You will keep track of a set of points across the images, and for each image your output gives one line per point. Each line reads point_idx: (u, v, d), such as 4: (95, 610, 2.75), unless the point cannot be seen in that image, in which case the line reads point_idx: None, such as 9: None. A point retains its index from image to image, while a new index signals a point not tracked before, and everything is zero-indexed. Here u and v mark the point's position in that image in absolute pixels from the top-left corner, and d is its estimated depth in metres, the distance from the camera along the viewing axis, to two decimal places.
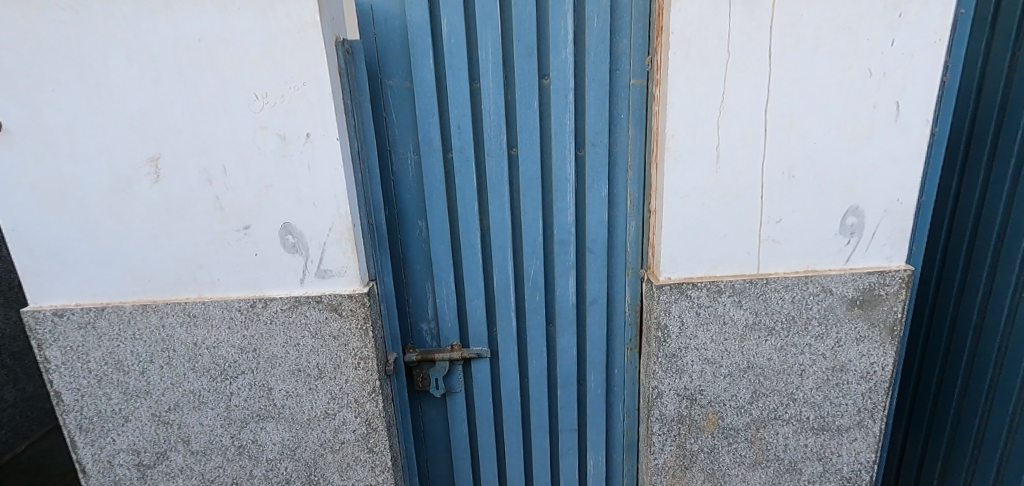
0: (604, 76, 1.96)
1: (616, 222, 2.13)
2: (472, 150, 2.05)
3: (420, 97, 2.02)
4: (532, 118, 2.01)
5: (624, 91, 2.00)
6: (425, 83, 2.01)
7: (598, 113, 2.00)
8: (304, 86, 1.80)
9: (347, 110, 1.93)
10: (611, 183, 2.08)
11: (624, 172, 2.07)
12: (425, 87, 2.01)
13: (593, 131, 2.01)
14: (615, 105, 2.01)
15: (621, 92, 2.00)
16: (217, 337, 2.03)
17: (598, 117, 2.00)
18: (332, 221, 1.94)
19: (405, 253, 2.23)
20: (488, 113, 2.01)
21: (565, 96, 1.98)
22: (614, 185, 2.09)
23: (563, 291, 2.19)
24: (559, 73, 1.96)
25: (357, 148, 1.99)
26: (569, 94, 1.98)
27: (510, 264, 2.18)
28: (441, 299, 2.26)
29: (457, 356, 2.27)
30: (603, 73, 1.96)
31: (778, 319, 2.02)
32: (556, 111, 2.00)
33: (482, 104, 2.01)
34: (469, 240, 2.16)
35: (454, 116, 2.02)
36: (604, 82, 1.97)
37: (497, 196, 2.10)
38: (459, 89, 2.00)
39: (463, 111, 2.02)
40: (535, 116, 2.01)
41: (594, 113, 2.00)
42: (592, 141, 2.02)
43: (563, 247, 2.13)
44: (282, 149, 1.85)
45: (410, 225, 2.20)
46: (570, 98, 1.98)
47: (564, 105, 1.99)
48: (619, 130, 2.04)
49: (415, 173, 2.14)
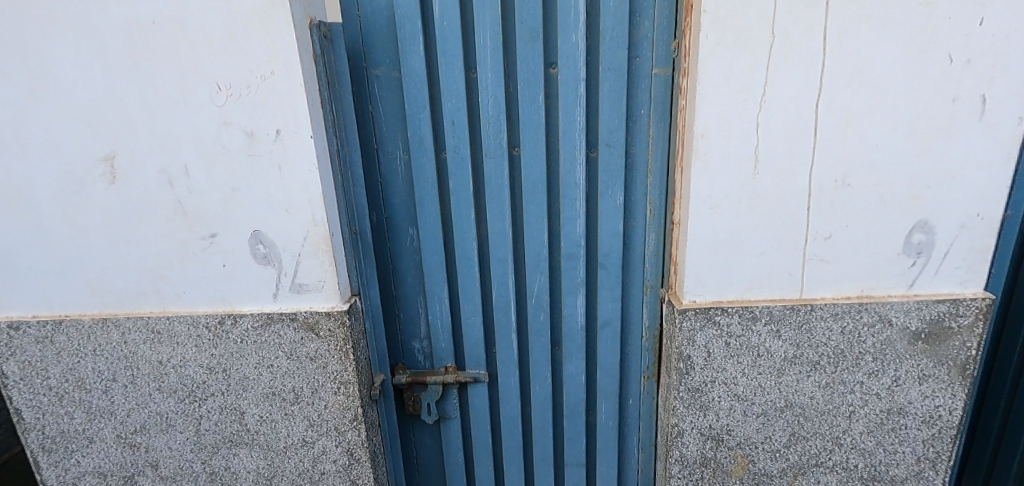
0: (622, 64, 1.67)
1: (633, 235, 1.85)
2: (468, 150, 1.80)
3: (409, 88, 1.77)
4: (536, 114, 1.74)
5: (644, 82, 1.70)
6: (415, 73, 1.75)
7: (614, 107, 1.71)
8: (272, 75, 1.57)
9: (325, 103, 1.70)
10: (628, 189, 1.80)
11: (643, 176, 1.78)
12: (415, 78, 1.76)
13: (607, 129, 1.73)
14: (633, 98, 1.72)
15: (641, 83, 1.70)
16: (184, 355, 1.83)
17: (614, 112, 1.71)
18: (307, 230, 1.71)
19: (394, 263, 2.00)
20: (486, 107, 1.75)
21: (576, 87, 1.70)
22: (632, 191, 1.80)
23: (571, 312, 1.93)
24: (568, 61, 1.68)
25: (337, 147, 1.76)
26: (580, 86, 1.69)
27: (511, 280, 1.92)
28: (434, 316, 2.02)
29: (451, 379, 2.03)
30: (621, 60, 1.67)
31: (824, 352, 1.71)
32: (565, 106, 1.72)
33: (480, 97, 1.75)
34: (465, 251, 1.91)
35: (447, 111, 1.77)
36: (621, 70, 1.67)
37: (496, 202, 1.84)
38: (452, 80, 1.74)
39: (458, 106, 1.77)
40: (540, 111, 1.73)
41: (609, 107, 1.71)
42: (607, 140, 1.74)
43: (571, 262, 1.86)
44: (248, 147, 1.63)
45: (400, 233, 1.96)
46: (581, 91, 1.70)
47: (573, 99, 1.71)
48: (639, 128, 1.74)
49: (405, 174, 1.90)
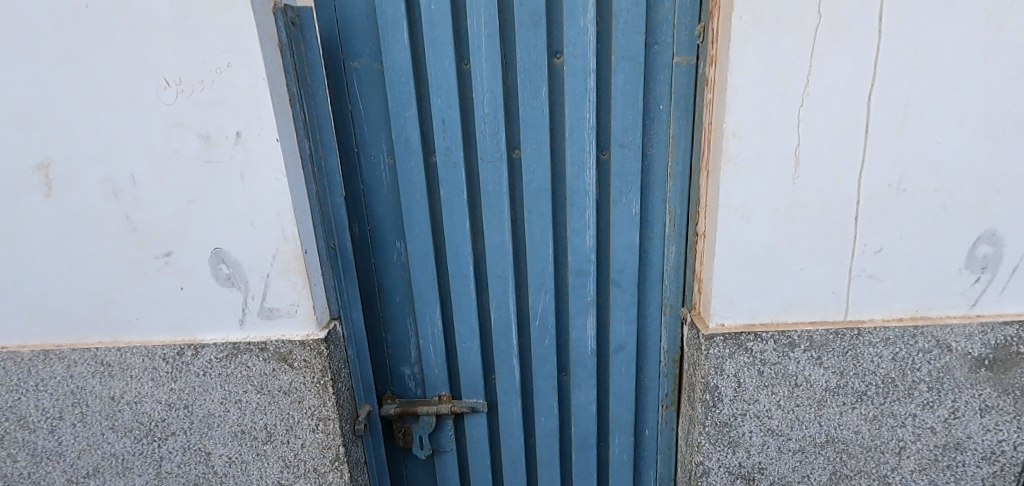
0: (639, 51, 1.44)
1: (650, 248, 1.62)
2: (461, 153, 1.57)
3: (392, 83, 1.54)
4: (539, 111, 1.51)
5: (664, 72, 1.47)
6: (399, 65, 1.53)
7: (629, 102, 1.48)
8: (229, 68, 1.33)
9: (295, 100, 1.47)
10: (644, 196, 1.57)
11: (663, 181, 1.56)
12: (399, 71, 1.53)
13: (621, 128, 1.50)
14: (651, 91, 1.49)
15: (661, 73, 1.47)
16: (139, 390, 1.60)
17: (629, 107, 1.48)
18: (277, 247, 1.48)
19: (380, 281, 1.78)
20: (481, 104, 1.52)
21: (585, 79, 1.47)
22: (649, 198, 1.58)
23: (580, 334, 1.70)
24: (576, 49, 1.45)
25: (310, 150, 1.53)
26: (590, 78, 1.46)
27: (511, 299, 1.70)
28: (426, 340, 1.80)
29: (445, 409, 1.82)
30: (637, 47, 1.43)
31: (871, 381, 1.50)
32: (572, 101, 1.48)
33: (474, 92, 1.52)
34: (460, 267, 1.69)
35: (436, 109, 1.54)
36: (639, 59, 1.44)
37: (494, 212, 1.62)
38: (442, 73, 1.51)
39: (449, 102, 1.54)
40: (544, 108, 1.51)
41: (623, 102, 1.48)
42: (620, 141, 1.51)
43: (580, 280, 1.64)
44: (205, 152, 1.40)
45: (386, 247, 1.74)
46: (591, 83, 1.47)
47: (582, 93, 1.48)
48: (657, 125, 1.51)
49: (390, 181, 1.67)
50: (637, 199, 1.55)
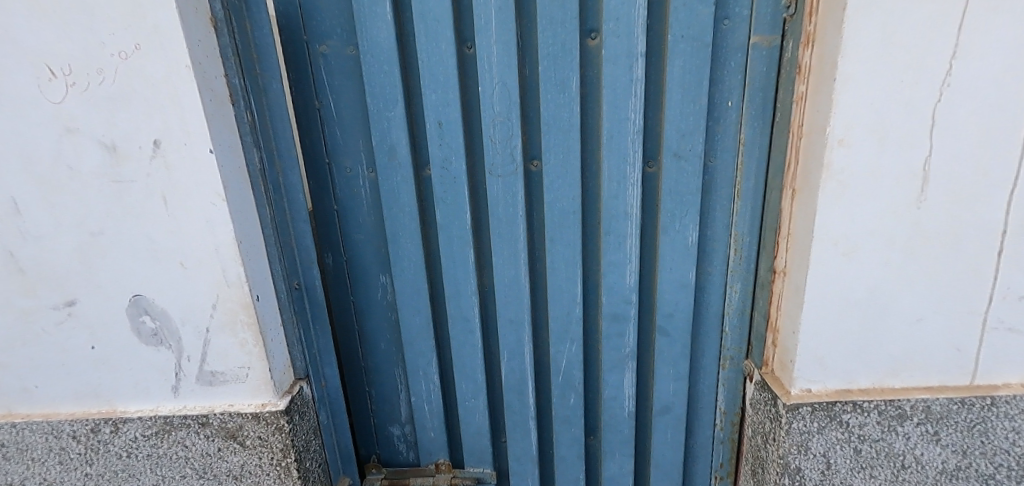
0: (706, 27, 1.07)
1: (708, 286, 1.26)
2: (464, 166, 1.20)
3: (371, 72, 1.16)
4: (568, 110, 1.14)
5: (735, 57, 1.10)
6: (380, 49, 1.14)
7: (688, 98, 1.11)
8: (138, 52, 0.95)
9: (236, 95, 1.07)
10: (703, 220, 1.21)
11: (727, 200, 1.19)
12: (379, 56, 1.15)
13: (676, 132, 1.14)
14: (717, 83, 1.12)
15: (730, 59, 1.10)
16: (45, 476, 1.23)
17: (687, 105, 1.12)
18: (217, 294, 1.11)
19: (359, 325, 1.40)
20: (489, 100, 1.15)
21: (630, 68, 1.10)
22: (708, 223, 1.22)
23: (614, 393, 1.36)
24: (618, 26, 1.08)
25: (262, 163, 1.15)
26: (637, 66, 1.10)
27: (528, 349, 1.34)
28: (419, 399, 1.43)
29: (445, 481, 1.47)
30: (703, 24, 1.07)
31: (1002, 463, 1.14)
32: (612, 97, 1.13)
33: (480, 84, 1.14)
34: (461, 310, 1.32)
35: (431, 107, 1.17)
36: (705, 39, 1.07)
37: (507, 241, 1.25)
38: (438, 61, 1.14)
39: (446, 98, 1.16)
40: (575, 106, 1.14)
41: (681, 98, 1.11)
42: (674, 149, 1.15)
43: (616, 326, 1.30)
44: (113, 169, 1.02)
45: (367, 283, 1.36)
46: (637, 73, 1.11)
47: (625, 86, 1.12)
48: (723, 128, 1.15)
49: (371, 200, 1.29)
50: (695, 226, 1.20)
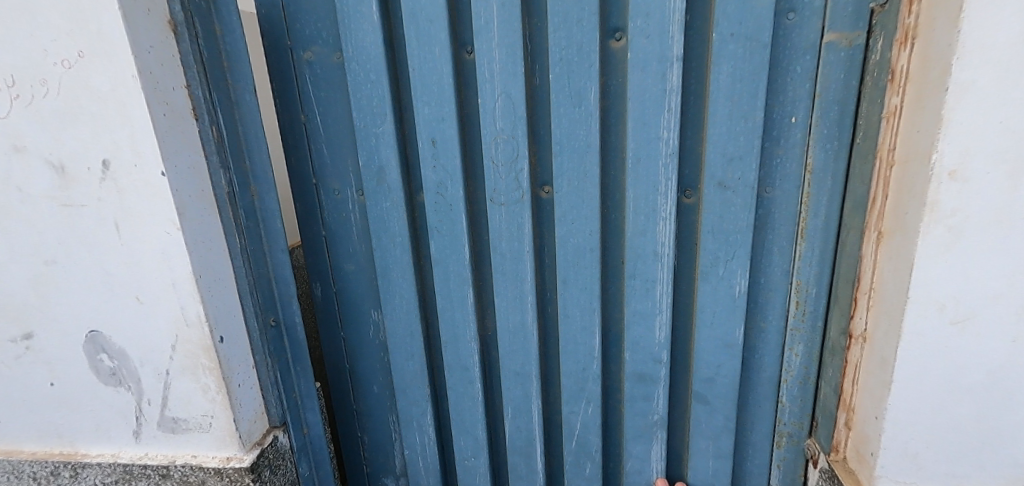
0: (764, 23, 0.83)
1: (761, 346, 1.01)
2: (461, 192, 1.02)
3: (357, 83, 1.00)
4: (585, 128, 0.94)
5: (803, 60, 0.85)
6: (366, 55, 0.98)
7: (737, 114, 0.88)
8: (82, 59, 0.83)
9: (201, 109, 0.94)
10: (754, 265, 0.97)
11: (787, 242, 0.94)
12: (366, 64, 0.99)
13: (721, 156, 0.91)
14: (779, 94, 0.87)
15: (796, 62, 0.85)
16: None
17: (737, 121, 0.88)
18: (176, 335, 0.97)
19: (350, 365, 1.25)
20: (491, 115, 0.96)
21: (663, 75, 0.89)
22: (761, 269, 0.97)
23: (639, 465, 1.13)
24: (648, 24, 0.87)
25: (233, 185, 1.00)
26: (672, 73, 0.89)
27: (536, 406, 1.14)
28: (413, 452, 1.26)
29: None
30: (760, 18, 0.83)
31: None
32: (639, 112, 0.92)
33: (480, 95, 0.96)
34: (459, 357, 1.14)
35: (422, 122, 0.99)
36: (762, 37, 0.84)
37: (511, 280, 1.05)
38: (432, 68, 0.96)
39: (441, 113, 0.98)
40: (594, 123, 0.93)
41: (728, 113, 0.88)
42: (718, 176, 0.92)
43: (643, 387, 1.07)
44: (62, 193, 0.91)
45: (358, 318, 1.20)
46: (672, 82, 0.89)
47: (656, 98, 0.90)
48: (784, 152, 0.89)
49: (361, 227, 1.13)
50: (744, 272, 0.96)
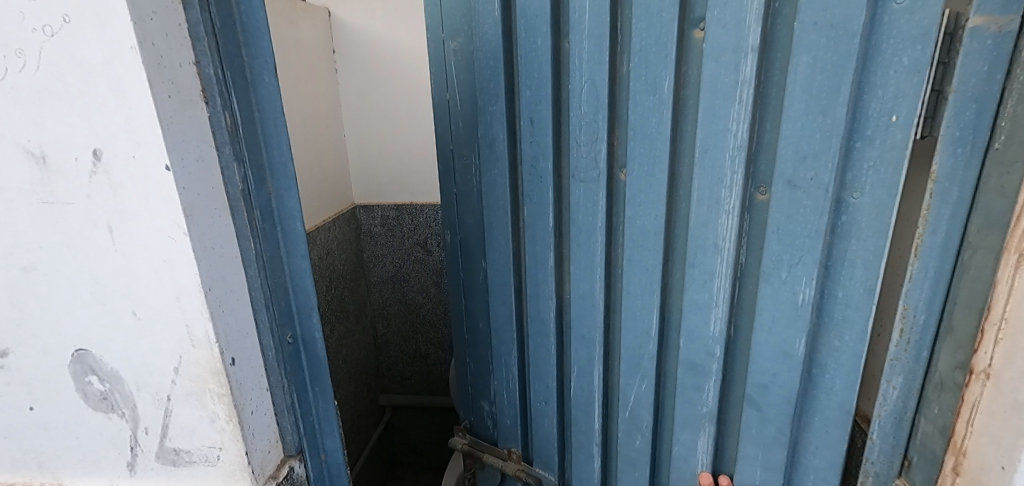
0: (854, 8, 0.76)
1: (831, 366, 0.95)
2: (551, 167, 1.11)
3: (481, 68, 1.14)
4: (656, 117, 0.95)
5: (914, 50, 0.74)
6: (489, 43, 1.11)
7: (813, 110, 0.82)
8: (70, 24, 0.68)
9: (212, 90, 0.79)
10: (827, 277, 0.90)
11: (871, 256, 0.85)
12: (489, 52, 1.12)
13: (793, 153, 0.85)
14: (880, 91, 0.78)
15: (903, 53, 0.75)
16: None
17: (814, 117, 0.82)
18: (178, 356, 0.83)
19: (465, 300, 1.43)
20: (577, 99, 1.03)
21: (736, 65, 0.86)
22: (840, 282, 0.90)
23: (684, 452, 1.15)
24: (725, 14, 0.84)
25: (248, 182, 0.86)
26: (746, 64, 0.85)
27: (597, 370, 1.22)
28: (501, 385, 1.43)
29: (512, 470, 1.46)
30: (850, 5, 0.76)
31: None
32: (709, 102, 0.89)
33: (571, 82, 1.03)
34: (539, 311, 1.26)
35: (525, 103, 1.10)
36: (850, 26, 0.76)
37: (585, 252, 1.13)
38: (534, 55, 1.06)
39: (540, 96, 1.08)
40: (665, 111, 0.94)
41: (805, 108, 0.82)
42: (788, 175, 0.86)
43: (695, 377, 1.08)
44: (42, 189, 0.76)
45: (472, 264, 1.37)
46: (745, 73, 0.85)
47: (727, 88, 0.87)
48: (877, 155, 0.80)
49: (477, 190, 1.28)
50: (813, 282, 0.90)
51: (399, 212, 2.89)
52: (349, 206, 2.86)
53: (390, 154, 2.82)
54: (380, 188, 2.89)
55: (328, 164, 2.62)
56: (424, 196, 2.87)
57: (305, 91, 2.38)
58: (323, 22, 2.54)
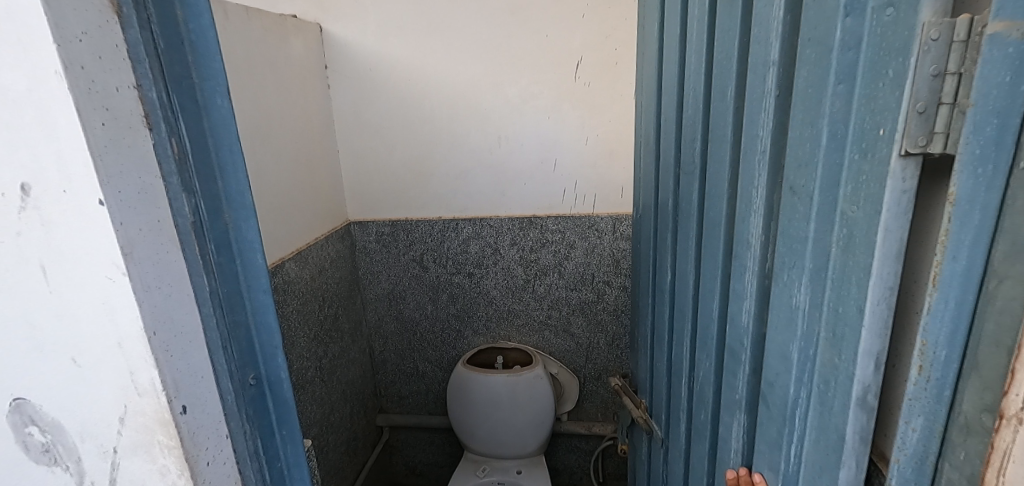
0: (833, 23, 0.79)
1: (832, 383, 0.87)
2: (673, 159, 1.44)
3: (649, 85, 1.61)
4: (725, 119, 1.12)
5: (897, 62, 0.70)
6: (654, 69, 1.55)
7: (807, 119, 0.86)
8: None
9: (157, 115, 0.72)
10: (834, 293, 0.84)
11: (864, 275, 0.78)
12: (654, 72, 1.55)
13: (794, 160, 0.91)
14: (871, 102, 0.74)
15: (890, 65, 0.71)
16: None
17: (806, 126, 0.87)
18: (123, 405, 0.76)
19: (637, 268, 1.93)
20: (689, 108, 1.29)
21: (762, 78, 0.97)
22: (840, 298, 0.83)
23: (727, 434, 1.23)
24: (760, 32, 0.98)
25: (203, 214, 0.79)
26: (769, 76, 0.95)
27: (687, 344, 1.41)
28: (646, 341, 1.82)
29: (637, 415, 1.83)
30: (831, 21, 0.80)
31: None
32: (749, 111, 1.03)
33: (687, 95, 1.30)
34: (661, 283, 1.60)
35: (666, 106, 1.46)
36: (827, 41, 0.81)
37: (686, 231, 1.37)
38: (670, 74, 1.41)
39: (670, 102, 1.42)
40: (728, 116, 1.11)
41: (801, 118, 0.88)
42: (791, 181, 0.92)
43: (734, 362, 1.16)
44: None
45: (642, 241, 1.83)
46: (769, 84, 0.96)
47: (759, 97, 0.99)
48: (871, 169, 0.75)
49: (646, 178, 1.73)
50: (807, 288, 0.90)
51: (394, 228, 2.82)
52: (344, 222, 2.79)
53: (385, 170, 2.76)
54: (375, 204, 2.83)
55: (321, 179, 2.55)
56: (420, 211, 2.80)
57: (295, 106, 2.30)
58: (315, 38, 2.49)
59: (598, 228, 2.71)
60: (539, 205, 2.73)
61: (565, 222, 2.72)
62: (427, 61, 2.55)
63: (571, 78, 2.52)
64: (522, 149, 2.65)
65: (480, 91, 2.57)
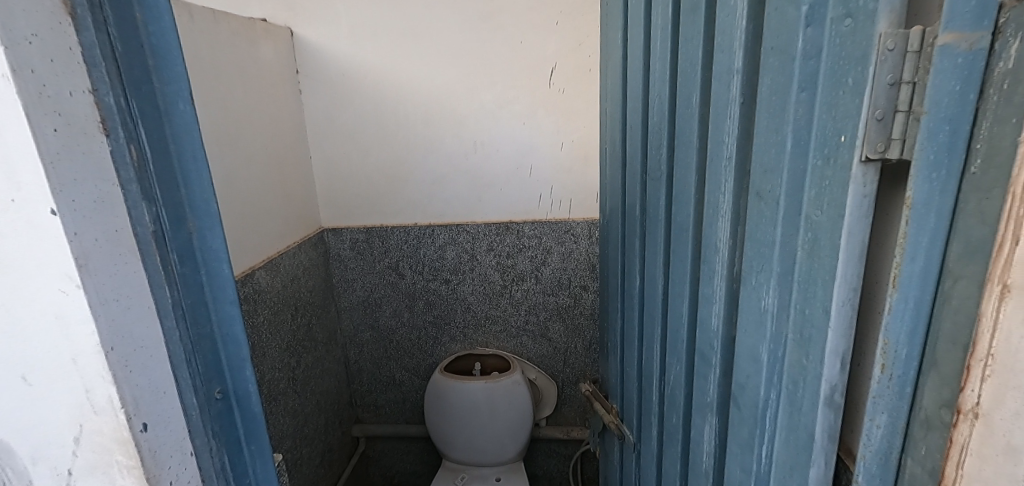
0: (795, 33, 0.81)
1: (801, 383, 0.89)
2: (639, 164, 1.45)
3: (614, 92, 1.63)
4: (691, 125, 1.14)
5: (856, 71, 0.72)
6: (619, 75, 1.57)
7: (772, 125, 0.89)
8: None
9: (115, 121, 0.70)
10: (801, 295, 0.86)
11: (828, 277, 0.81)
12: (619, 78, 1.57)
13: (760, 167, 0.93)
14: (833, 110, 0.76)
15: (849, 74, 0.73)
16: None
17: (771, 132, 0.89)
18: (79, 425, 0.72)
19: (605, 273, 1.93)
20: (654, 115, 1.31)
21: (727, 86, 0.99)
22: (807, 300, 0.85)
23: (699, 436, 1.24)
24: (724, 40, 1.00)
25: (164, 223, 0.77)
26: (734, 84, 0.98)
27: (657, 348, 1.42)
28: (616, 346, 1.82)
29: (609, 420, 1.84)
30: (794, 30, 0.82)
31: None
32: (715, 118, 1.04)
33: (652, 102, 1.32)
34: (630, 287, 1.61)
35: (632, 112, 1.47)
36: (790, 50, 0.83)
37: (654, 236, 1.38)
38: (635, 81, 1.42)
39: (636, 109, 1.43)
40: (694, 123, 1.13)
41: (767, 124, 0.90)
42: (758, 186, 0.94)
43: (704, 365, 1.18)
44: None
45: (611, 245, 1.84)
46: (733, 92, 0.98)
47: (724, 103, 1.01)
48: (833, 175, 0.77)
49: (613, 183, 1.74)
50: (775, 291, 0.92)
51: (368, 235, 2.79)
52: (317, 229, 2.74)
53: (359, 177, 2.73)
54: (348, 211, 2.78)
55: (293, 186, 2.50)
56: (394, 218, 2.77)
57: (265, 112, 2.26)
58: (285, 43, 2.45)
59: (574, 233, 2.72)
60: (514, 210, 2.73)
61: (540, 228, 2.72)
62: (400, 67, 2.54)
63: (544, 84, 2.53)
64: (497, 154, 2.65)
65: (454, 97, 2.57)
